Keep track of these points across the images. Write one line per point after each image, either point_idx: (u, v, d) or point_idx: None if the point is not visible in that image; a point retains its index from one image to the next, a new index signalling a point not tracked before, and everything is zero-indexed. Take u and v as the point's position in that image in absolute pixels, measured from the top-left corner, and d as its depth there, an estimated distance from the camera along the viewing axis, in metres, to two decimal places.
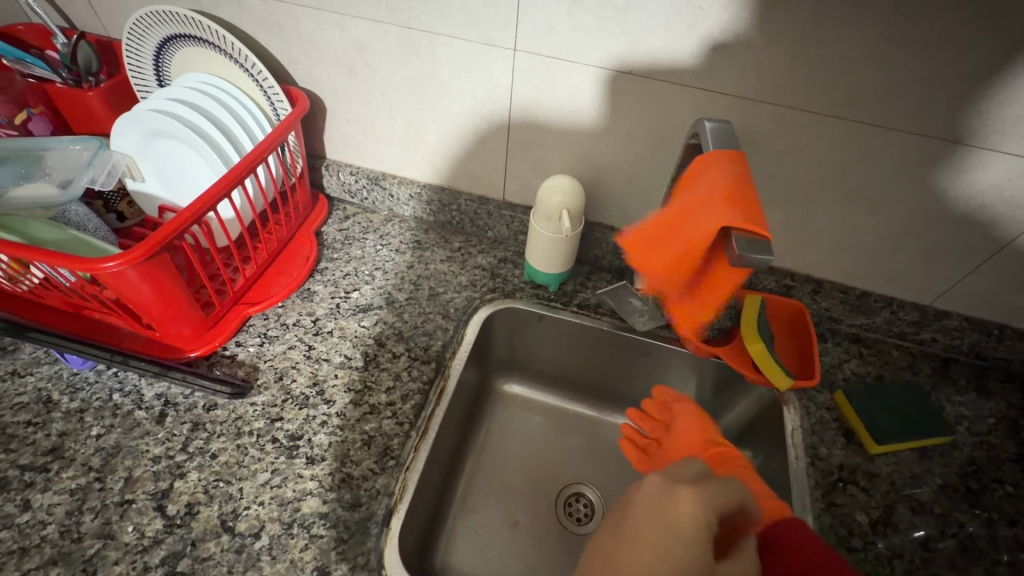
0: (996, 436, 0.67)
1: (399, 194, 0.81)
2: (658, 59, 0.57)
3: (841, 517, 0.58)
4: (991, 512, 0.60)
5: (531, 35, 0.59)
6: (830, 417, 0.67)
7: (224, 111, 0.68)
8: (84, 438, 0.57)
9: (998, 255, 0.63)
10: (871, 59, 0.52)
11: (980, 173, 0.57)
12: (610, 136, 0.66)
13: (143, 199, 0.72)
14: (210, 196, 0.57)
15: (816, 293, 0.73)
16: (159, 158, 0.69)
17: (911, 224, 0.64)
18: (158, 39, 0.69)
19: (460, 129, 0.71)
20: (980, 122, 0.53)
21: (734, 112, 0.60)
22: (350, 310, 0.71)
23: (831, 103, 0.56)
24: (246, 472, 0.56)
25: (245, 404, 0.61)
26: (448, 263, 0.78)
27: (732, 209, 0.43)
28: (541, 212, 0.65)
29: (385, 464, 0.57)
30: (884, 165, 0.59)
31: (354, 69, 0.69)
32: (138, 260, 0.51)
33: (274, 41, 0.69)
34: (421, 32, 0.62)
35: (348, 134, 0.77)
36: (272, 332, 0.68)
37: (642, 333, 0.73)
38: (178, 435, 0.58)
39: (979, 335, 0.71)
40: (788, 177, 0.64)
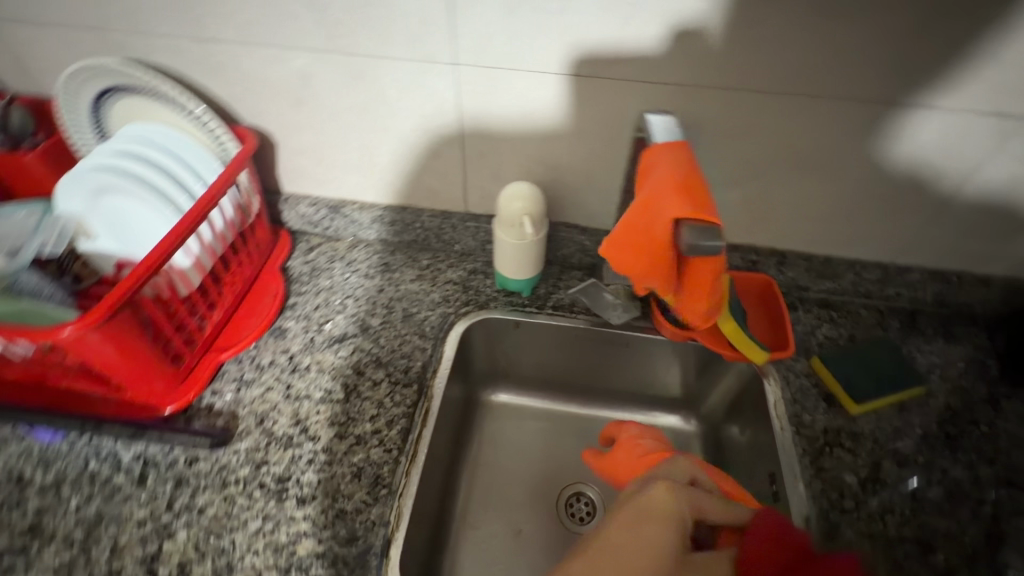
0: (967, 380, 0.69)
1: (361, 219, 0.81)
2: (598, 56, 0.58)
3: (830, 481, 0.60)
4: (971, 455, 0.62)
5: (470, 47, 0.59)
6: (810, 384, 0.68)
7: (171, 158, 0.66)
8: (63, 512, 0.55)
9: (947, 206, 0.66)
10: (800, 35, 0.54)
11: (916, 131, 0.59)
12: (562, 137, 0.67)
13: (97, 257, 0.70)
14: (165, 247, 0.56)
15: (782, 264, 0.75)
16: (110, 213, 0.67)
17: (861, 187, 0.66)
18: (94, 91, 0.67)
19: (414, 146, 0.71)
20: (909, 82, 0.55)
21: (678, 100, 0.61)
22: (325, 343, 0.70)
23: (770, 80, 0.58)
24: (237, 522, 0.55)
25: (228, 452, 0.60)
26: (419, 282, 0.78)
27: (682, 200, 0.44)
28: (503, 220, 0.66)
29: (378, 494, 0.57)
30: (826, 134, 0.61)
31: (299, 100, 0.68)
32: (97, 322, 0.50)
33: (214, 82, 0.68)
34: (361, 57, 0.62)
35: (302, 165, 0.76)
36: (247, 375, 0.67)
37: (619, 327, 0.74)
38: (162, 494, 0.57)
39: (940, 284, 0.73)
40: (739, 156, 0.65)
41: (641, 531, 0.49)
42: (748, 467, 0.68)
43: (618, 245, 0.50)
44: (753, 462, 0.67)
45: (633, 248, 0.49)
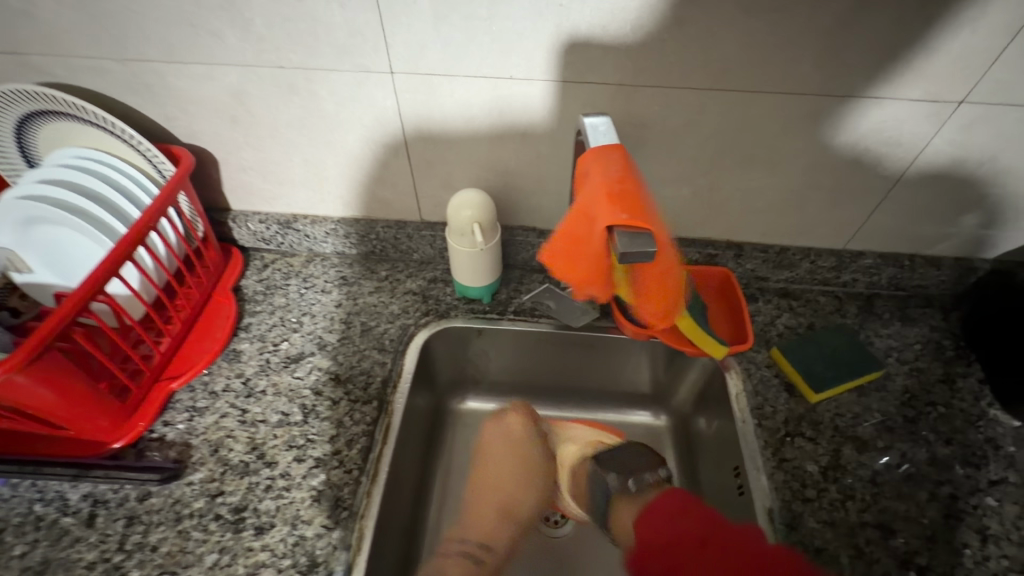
0: (924, 361, 0.70)
1: (314, 233, 0.79)
2: (535, 60, 0.57)
3: (793, 471, 0.60)
4: (929, 435, 0.63)
5: (404, 56, 0.58)
6: (771, 375, 0.68)
7: (103, 184, 0.64)
8: (7, 560, 0.53)
9: (893, 191, 0.66)
10: (734, 30, 0.53)
11: (857, 119, 0.60)
12: (509, 141, 0.65)
13: (34, 289, 0.67)
14: (95, 279, 0.54)
15: (739, 256, 0.75)
16: (43, 245, 0.64)
17: (810, 177, 0.66)
18: (16, 118, 0.64)
19: (359, 158, 0.69)
20: (845, 73, 0.55)
21: (620, 100, 0.60)
22: (282, 364, 0.69)
23: (709, 76, 0.57)
24: (193, 557, 0.53)
25: (182, 485, 0.58)
26: (377, 294, 0.76)
27: (614, 207, 0.42)
28: (454, 230, 0.64)
29: (338, 517, 0.56)
30: (770, 126, 0.61)
31: (235, 117, 0.66)
32: (22, 365, 0.48)
33: (144, 101, 0.65)
34: (294, 70, 0.60)
35: (247, 182, 0.74)
36: (200, 403, 0.65)
37: (581, 329, 0.73)
38: (113, 534, 0.55)
39: (893, 268, 0.74)
40: (687, 152, 0.65)
41: (530, 456, 0.71)
42: (716, 460, 0.68)
43: (560, 251, 0.49)
44: (719, 455, 0.67)
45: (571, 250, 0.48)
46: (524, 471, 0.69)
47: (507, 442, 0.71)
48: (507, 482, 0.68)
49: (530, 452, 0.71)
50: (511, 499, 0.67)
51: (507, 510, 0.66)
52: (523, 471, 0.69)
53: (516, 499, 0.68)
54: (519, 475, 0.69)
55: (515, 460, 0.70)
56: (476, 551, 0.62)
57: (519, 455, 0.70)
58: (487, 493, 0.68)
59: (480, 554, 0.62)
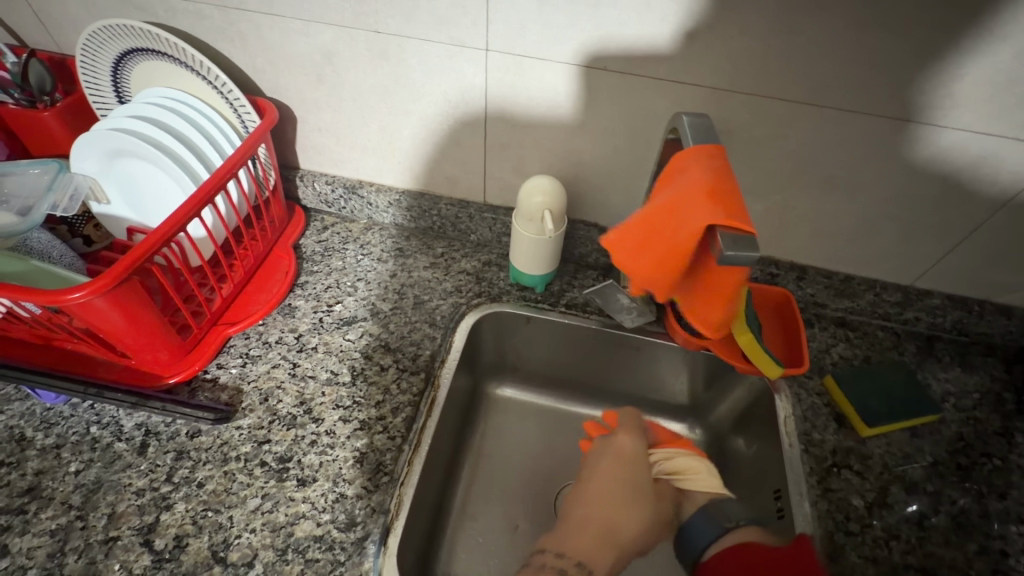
0: (982, 411, 0.68)
1: (377, 202, 0.79)
2: (632, 52, 0.57)
3: (837, 502, 0.59)
4: (982, 486, 0.61)
5: (502, 35, 0.58)
6: (821, 403, 0.67)
7: (189, 126, 0.65)
8: (62, 475, 0.55)
9: (976, 233, 0.64)
10: (843, 45, 0.52)
11: (954, 153, 0.58)
12: (588, 133, 0.65)
13: (109, 222, 0.69)
14: (179, 215, 0.55)
15: (801, 279, 0.74)
16: (124, 178, 0.66)
17: (890, 207, 0.64)
18: (116, 52, 0.66)
19: (436, 132, 0.70)
20: (951, 103, 0.54)
21: (709, 104, 0.60)
22: (334, 324, 0.70)
23: (806, 91, 0.56)
24: (236, 499, 0.54)
25: (231, 428, 0.59)
26: (432, 269, 0.77)
27: (714, 207, 0.43)
28: (523, 214, 0.64)
29: (379, 481, 0.56)
30: (862, 149, 0.60)
31: (322, 76, 0.67)
32: (106, 288, 0.49)
33: (238, 51, 0.67)
34: (389, 36, 0.61)
35: (321, 143, 0.75)
36: (254, 351, 0.66)
37: (631, 330, 0.72)
38: (162, 466, 0.56)
39: (961, 312, 0.71)
40: (767, 166, 0.64)
41: (638, 473, 0.67)
42: (753, 481, 0.67)
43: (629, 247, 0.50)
44: (757, 476, 0.66)
45: (644, 251, 0.49)
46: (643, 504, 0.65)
47: (625, 466, 0.67)
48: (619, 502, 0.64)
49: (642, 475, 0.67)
50: (613, 523, 0.62)
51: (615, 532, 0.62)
52: (633, 505, 0.64)
53: (619, 526, 0.62)
54: (619, 507, 0.64)
55: (632, 488, 0.65)
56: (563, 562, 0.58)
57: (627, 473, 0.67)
58: (592, 519, 0.63)
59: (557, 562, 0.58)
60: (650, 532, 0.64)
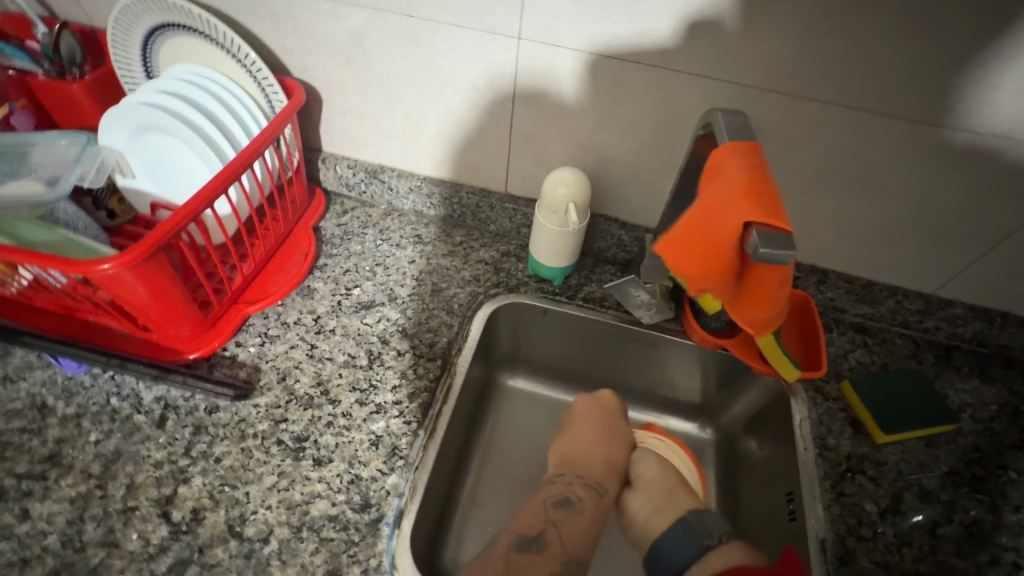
0: (999, 423, 0.67)
1: (398, 187, 0.79)
2: (666, 46, 0.56)
3: (850, 507, 0.59)
4: (996, 498, 0.61)
5: (535, 24, 0.58)
6: (837, 407, 0.67)
7: (217, 103, 0.65)
8: (82, 445, 0.56)
9: (1004, 243, 0.64)
10: (882, 46, 0.52)
11: (989, 161, 0.57)
12: (615, 126, 0.65)
13: (132, 195, 0.69)
14: (207, 192, 0.55)
15: (821, 283, 0.73)
16: (150, 153, 0.66)
17: (919, 213, 0.64)
18: (147, 26, 0.66)
19: (462, 120, 0.69)
20: (990, 110, 0.53)
21: (741, 102, 0.59)
22: (352, 308, 0.70)
23: (841, 92, 0.56)
24: (253, 475, 0.55)
25: (249, 406, 0.60)
26: (450, 258, 0.77)
27: (752, 203, 0.42)
28: (546, 205, 0.64)
29: (394, 464, 0.57)
30: (894, 152, 0.59)
31: (351, 59, 0.67)
32: (134, 261, 0.50)
33: (268, 31, 0.67)
34: (422, 21, 0.61)
35: (345, 126, 0.75)
36: (272, 331, 0.67)
37: (648, 327, 0.72)
38: (180, 439, 0.57)
39: (983, 322, 0.71)
40: (795, 167, 0.63)
41: (616, 423, 0.70)
42: (764, 482, 0.67)
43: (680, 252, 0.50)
44: (768, 478, 0.66)
45: (692, 255, 0.48)
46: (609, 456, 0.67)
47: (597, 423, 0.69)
48: (608, 446, 0.67)
49: (620, 431, 0.69)
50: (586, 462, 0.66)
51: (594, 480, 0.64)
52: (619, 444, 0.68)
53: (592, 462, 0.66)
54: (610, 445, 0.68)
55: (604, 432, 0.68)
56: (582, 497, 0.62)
57: (609, 423, 0.69)
58: (568, 456, 0.67)
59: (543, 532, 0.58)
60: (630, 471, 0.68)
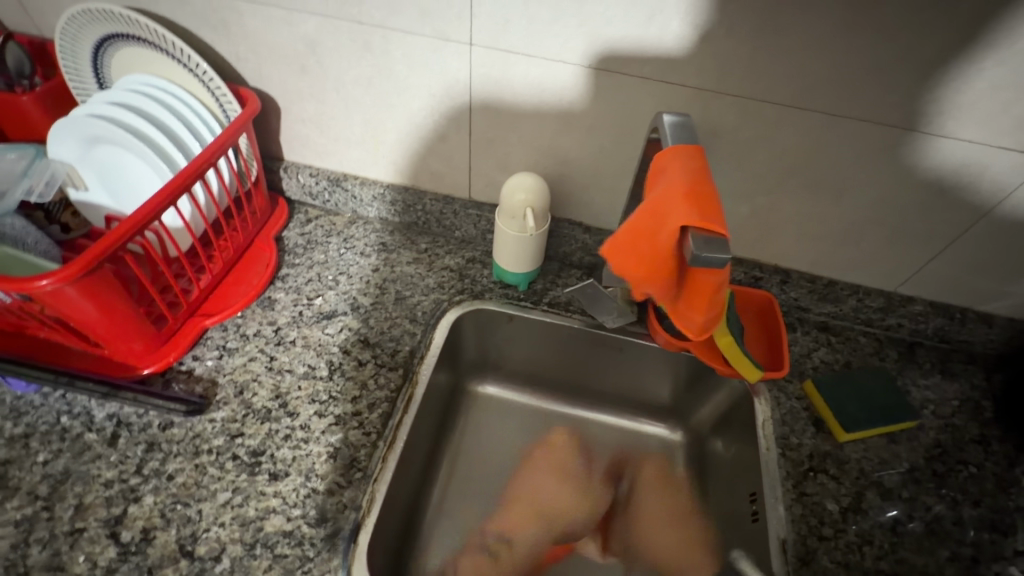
0: (960, 418, 0.68)
1: (361, 195, 0.79)
2: (616, 50, 0.57)
3: (811, 506, 0.59)
4: (956, 493, 0.62)
5: (486, 29, 0.58)
6: (801, 407, 0.67)
7: (169, 114, 0.64)
8: (29, 465, 0.54)
9: (959, 240, 0.64)
10: (828, 48, 0.52)
11: (938, 159, 0.58)
12: (573, 131, 0.65)
13: (87, 209, 0.68)
14: (154, 205, 0.54)
15: (785, 283, 0.73)
16: (103, 165, 0.64)
17: (875, 212, 0.64)
18: (96, 37, 0.65)
19: (420, 126, 0.69)
20: (935, 109, 0.54)
21: (694, 106, 0.60)
22: (313, 318, 0.69)
23: (791, 93, 0.56)
24: (206, 492, 0.54)
25: (204, 421, 0.59)
26: (415, 265, 0.76)
27: (690, 209, 0.44)
28: (505, 211, 0.64)
29: (352, 477, 0.56)
30: (846, 153, 0.59)
31: (306, 67, 0.66)
32: (75, 277, 0.48)
33: (221, 39, 0.66)
34: (373, 27, 0.60)
35: (305, 135, 0.74)
36: (231, 344, 0.66)
37: (613, 330, 0.71)
38: (132, 457, 0.55)
39: (943, 319, 0.71)
40: (750, 169, 0.64)
41: (551, 480, 0.73)
42: (730, 482, 0.66)
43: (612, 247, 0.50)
44: (733, 479, 0.66)
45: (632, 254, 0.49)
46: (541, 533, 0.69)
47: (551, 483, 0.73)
48: (565, 497, 0.72)
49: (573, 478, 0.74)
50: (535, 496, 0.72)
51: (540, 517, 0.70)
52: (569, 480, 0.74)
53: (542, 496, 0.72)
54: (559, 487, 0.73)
55: (581, 488, 0.73)
56: (497, 547, 0.67)
57: (561, 477, 0.74)
58: (545, 508, 0.71)
59: None
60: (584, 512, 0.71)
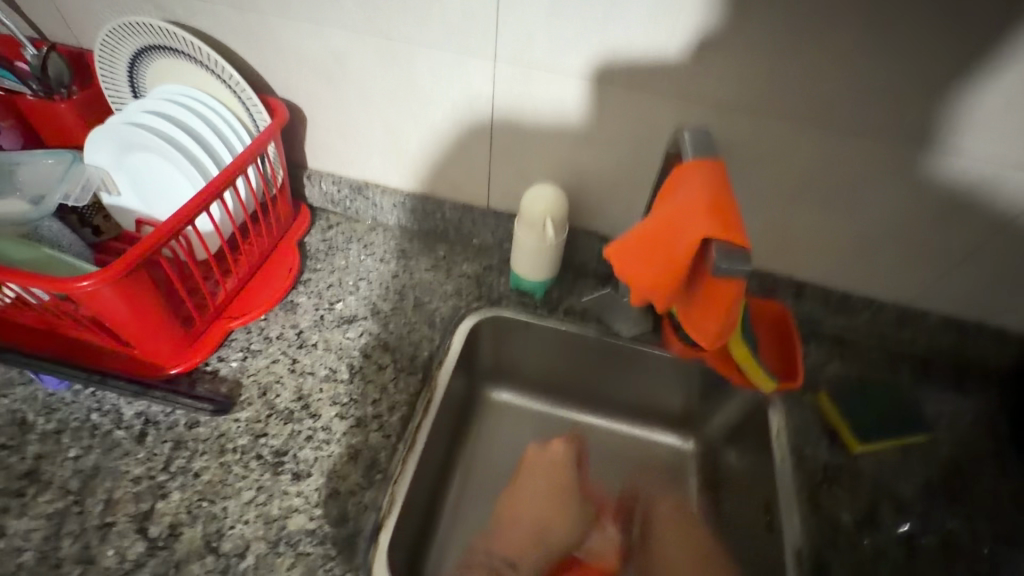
0: (974, 433, 0.68)
1: (382, 203, 0.80)
2: (636, 66, 0.58)
3: (827, 518, 0.60)
4: (971, 508, 0.62)
5: (510, 44, 0.59)
6: (814, 418, 0.67)
7: (201, 122, 0.66)
8: (61, 461, 0.56)
9: (972, 255, 0.65)
10: (845, 66, 0.53)
11: (952, 174, 0.59)
12: (591, 143, 0.66)
13: (120, 214, 0.69)
14: (189, 210, 0.56)
15: (798, 295, 0.74)
16: (134, 171, 0.66)
17: (889, 227, 0.65)
18: (133, 48, 0.68)
19: (441, 137, 0.71)
20: (948, 126, 0.55)
21: (711, 120, 0.61)
22: (335, 322, 0.71)
23: (807, 108, 0.57)
24: (231, 490, 0.55)
25: (229, 420, 0.60)
26: (433, 272, 0.78)
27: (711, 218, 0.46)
28: (525, 220, 0.66)
29: (372, 478, 0.57)
30: (861, 168, 0.61)
31: (334, 78, 0.68)
32: (115, 277, 0.50)
33: (253, 51, 0.68)
34: (401, 42, 0.62)
35: (329, 143, 0.76)
36: (255, 346, 0.67)
37: (627, 339, 0.72)
38: (160, 454, 0.57)
39: (957, 333, 0.72)
40: (766, 183, 0.65)
41: (541, 483, 0.71)
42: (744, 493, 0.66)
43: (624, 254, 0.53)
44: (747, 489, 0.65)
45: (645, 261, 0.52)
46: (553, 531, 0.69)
47: (554, 477, 0.72)
48: (557, 504, 0.71)
49: (565, 479, 0.72)
50: (548, 523, 0.69)
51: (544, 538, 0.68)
52: (563, 491, 0.71)
53: (553, 526, 0.69)
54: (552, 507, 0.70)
55: (551, 498, 0.71)
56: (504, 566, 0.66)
57: (557, 487, 0.71)
58: (534, 513, 0.69)
59: None
60: (574, 528, 0.70)
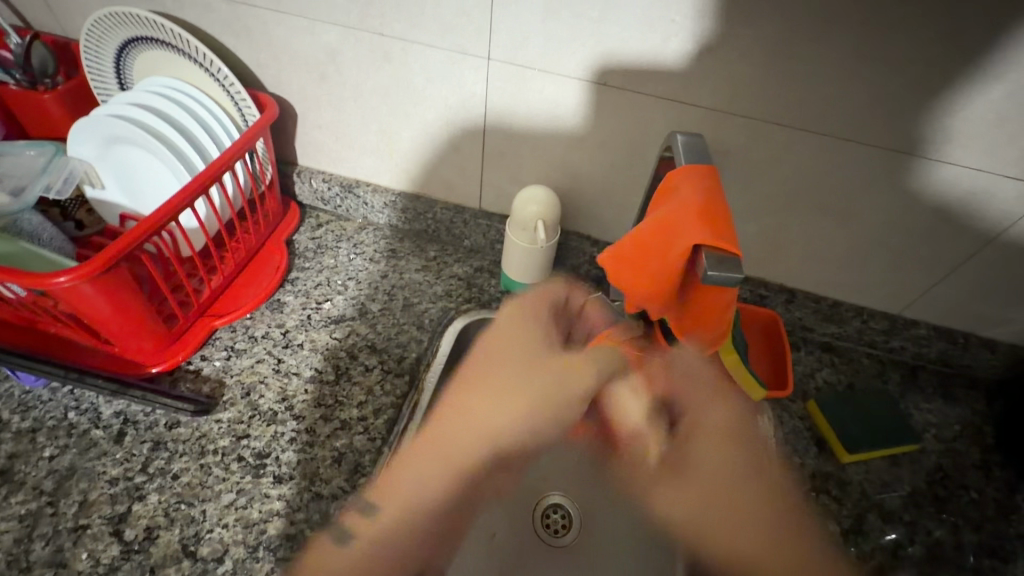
0: (961, 443, 0.68)
1: (373, 202, 0.79)
2: (632, 68, 0.58)
3: (815, 526, 0.59)
4: (957, 519, 0.62)
5: (505, 44, 0.59)
6: (803, 426, 0.67)
7: (188, 116, 0.65)
8: (35, 460, 0.54)
9: (964, 266, 0.65)
10: (840, 74, 0.53)
11: (945, 186, 0.58)
12: (585, 145, 0.66)
13: (102, 207, 0.69)
14: (173, 206, 0.55)
15: (789, 302, 0.74)
16: (120, 165, 0.65)
17: (881, 236, 0.65)
18: (120, 39, 0.66)
19: (434, 136, 0.70)
20: (942, 137, 0.55)
21: (706, 125, 0.60)
22: (322, 322, 0.69)
23: (801, 116, 0.57)
24: (211, 493, 0.54)
25: (210, 421, 0.59)
26: (423, 273, 0.77)
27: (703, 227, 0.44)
28: (517, 222, 0.65)
29: (356, 482, 0.56)
30: (855, 177, 0.60)
31: (325, 75, 0.67)
32: (93, 274, 0.49)
33: (243, 45, 0.67)
34: (394, 39, 0.61)
35: (320, 141, 0.75)
36: (239, 345, 0.66)
37: None
38: (138, 455, 0.56)
39: (946, 344, 0.72)
40: (760, 190, 0.65)
41: (522, 333, 0.57)
42: None
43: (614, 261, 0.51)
44: None
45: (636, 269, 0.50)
46: (569, 386, 0.58)
47: (529, 330, 0.57)
48: (526, 385, 0.56)
49: (540, 326, 0.58)
50: (496, 427, 0.54)
51: (497, 436, 0.54)
52: (548, 355, 0.57)
53: (502, 424, 0.54)
54: (521, 371, 0.56)
55: (522, 352, 0.56)
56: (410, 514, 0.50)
57: (529, 338, 0.57)
58: (471, 429, 0.53)
59: (365, 514, 0.49)
60: (524, 417, 0.56)
